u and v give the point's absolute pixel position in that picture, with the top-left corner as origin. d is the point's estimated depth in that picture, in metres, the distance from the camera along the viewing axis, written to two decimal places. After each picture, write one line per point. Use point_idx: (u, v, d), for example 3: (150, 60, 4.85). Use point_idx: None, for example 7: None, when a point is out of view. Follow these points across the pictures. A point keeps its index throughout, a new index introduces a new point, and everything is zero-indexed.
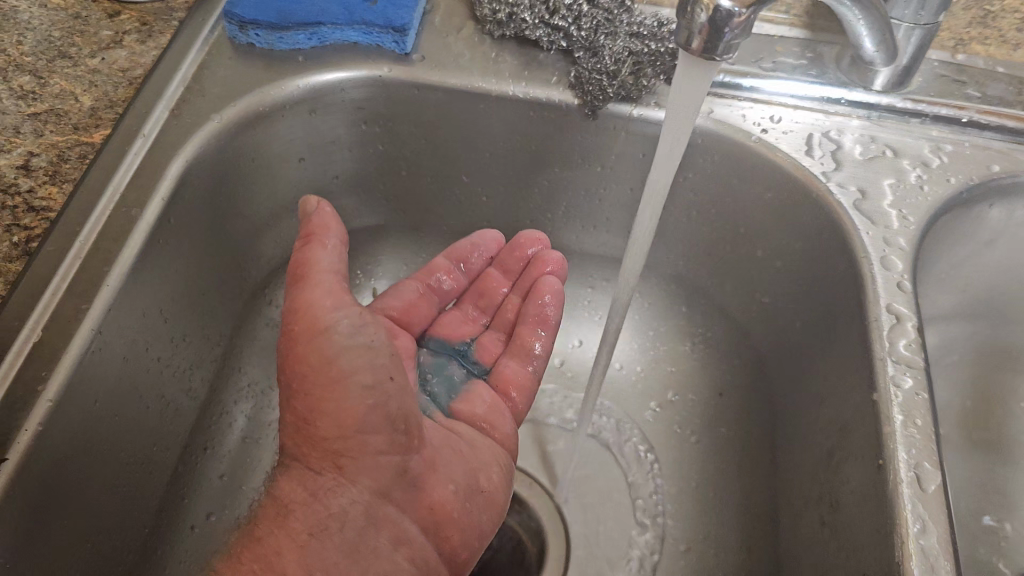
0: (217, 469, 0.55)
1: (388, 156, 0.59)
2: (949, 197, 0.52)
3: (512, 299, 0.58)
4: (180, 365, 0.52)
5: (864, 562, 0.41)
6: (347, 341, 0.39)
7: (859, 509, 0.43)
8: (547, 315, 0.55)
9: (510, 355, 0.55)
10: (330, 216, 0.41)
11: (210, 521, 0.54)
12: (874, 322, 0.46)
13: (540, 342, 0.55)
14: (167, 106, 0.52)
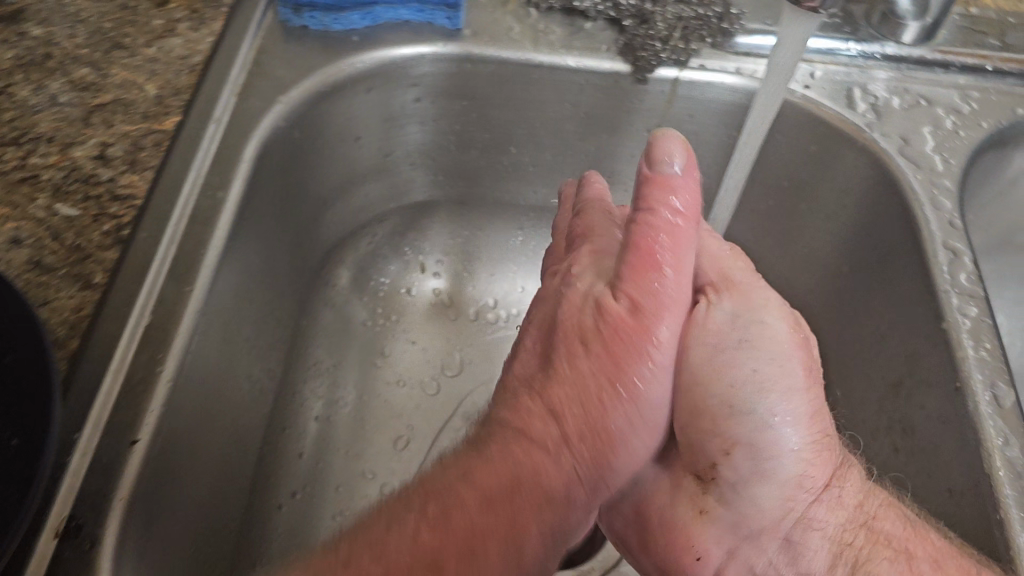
0: (298, 448, 0.57)
1: (443, 131, 0.61)
2: (982, 141, 0.55)
3: None
4: (263, 345, 0.53)
5: (951, 478, 0.44)
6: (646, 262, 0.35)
7: (938, 430, 0.46)
8: None
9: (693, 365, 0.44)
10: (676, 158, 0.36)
11: (297, 498, 0.56)
12: (932, 259, 0.49)
13: None
14: (232, 90, 0.53)
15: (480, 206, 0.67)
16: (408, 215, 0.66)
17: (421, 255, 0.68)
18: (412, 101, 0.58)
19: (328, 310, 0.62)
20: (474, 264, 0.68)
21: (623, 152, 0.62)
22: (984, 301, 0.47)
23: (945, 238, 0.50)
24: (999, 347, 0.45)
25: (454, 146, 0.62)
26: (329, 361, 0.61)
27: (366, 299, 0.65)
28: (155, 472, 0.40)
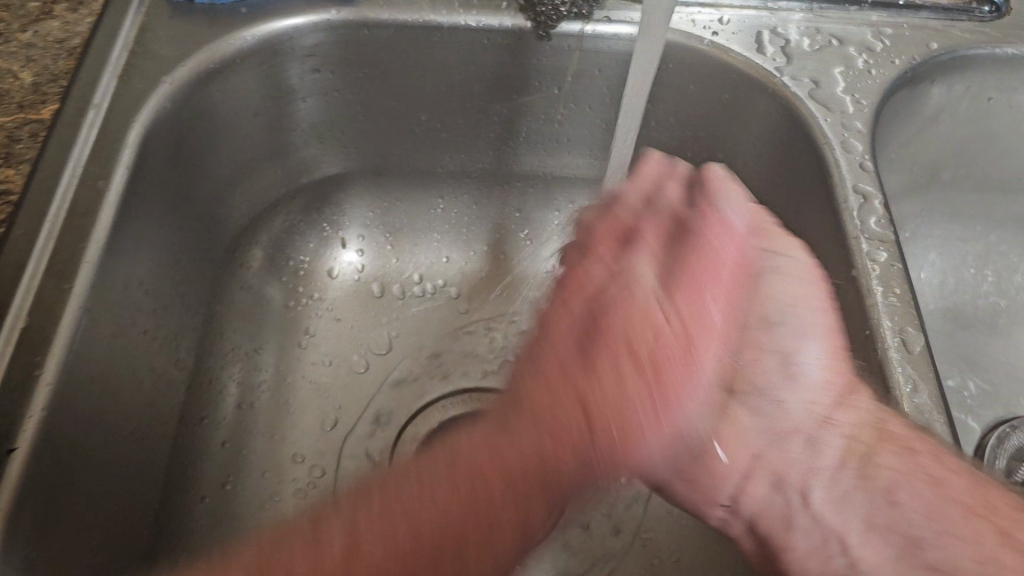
0: (218, 437, 0.56)
1: (346, 101, 0.59)
2: (895, 79, 0.54)
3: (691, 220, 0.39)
4: (167, 336, 0.52)
5: None
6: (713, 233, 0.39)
7: None
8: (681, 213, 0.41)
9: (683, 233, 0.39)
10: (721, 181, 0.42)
11: (223, 490, 0.54)
12: (843, 205, 0.48)
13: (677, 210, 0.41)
14: (114, 73, 0.51)
15: (396, 177, 0.65)
16: (318, 190, 0.64)
17: (340, 230, 0.66)
18: (309, 72, 0.56)
19: (242, 294, 0.61)
20: (398, 236, 0.66)
21: (535, 112, 0.61)
22: (895, 245, 0.46)
23: (855, 182, 0.49)
24: (909, 291, 0.45)
25: (360, 116, 0.60)
26: (246, 346, 0.60)
27: (283, 279, 0.63)
28: (41, 477, 0.39)
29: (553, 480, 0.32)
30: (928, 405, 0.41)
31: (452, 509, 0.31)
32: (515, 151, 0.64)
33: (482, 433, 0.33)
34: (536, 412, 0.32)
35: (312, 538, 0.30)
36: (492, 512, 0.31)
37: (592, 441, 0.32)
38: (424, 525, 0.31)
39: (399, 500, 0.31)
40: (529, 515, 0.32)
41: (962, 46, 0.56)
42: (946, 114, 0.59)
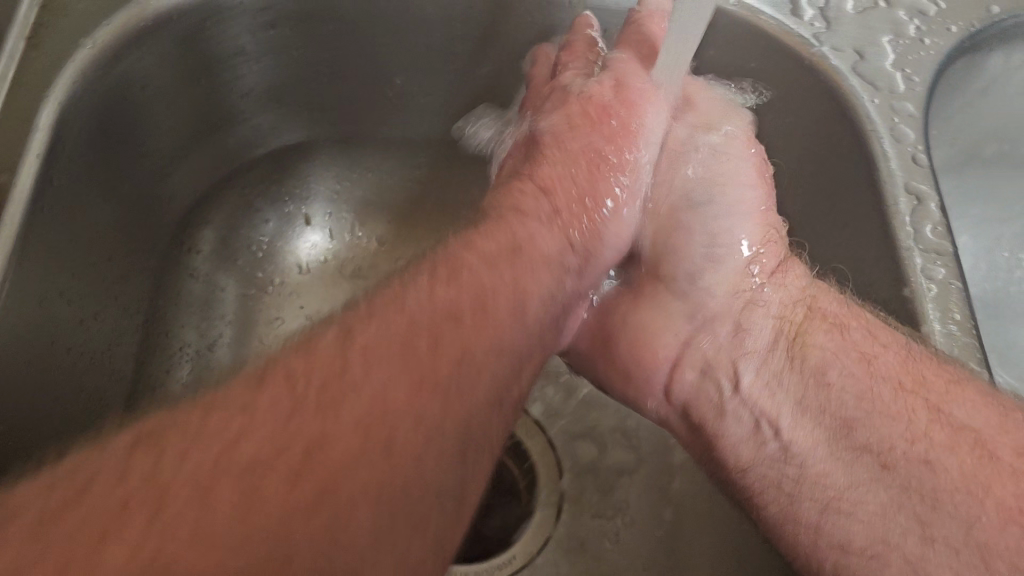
0: None
1: (308, 60, 0.50)
2: (952, 49, 0.46)
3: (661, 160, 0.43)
4: (98, 346, 0.45)
5: None
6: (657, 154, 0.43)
7: None
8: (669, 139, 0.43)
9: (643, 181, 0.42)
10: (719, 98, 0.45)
11: None
12: (892, 207, 0.41)
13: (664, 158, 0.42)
14: (21, 33, 0.42)
15: (367, 145, 0.57)
16: (279, 160, 0.56)
17: (304, 207, 0.58)
18: (262, 29, 0.47)
19: (193, 283, 0.53)
20: (366, 216, 0.59)
21: (528, 75, 0.52)
22: (954, 260, 0.39)
23: (907, 180, 0.41)
24: (971, 317, 0.38)
25: (325, 77, 0.52)
26: (196, 344, 0.52)
27: (238, 264, 0.56)
28: None
29: (474, 347, 0.30)
30: None
31: (386, 343, 0.28)
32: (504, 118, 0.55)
33: (411, 284, 0.31)
34: (453, 275, 0.32)
35: (246, 392, 0.26)
36: (427, 351, 0.28)
37: (499, 298, 0.32)
38: (351, 374, 0.27)
39: (325, 342, 0.28)
40: (475, 368, 0.29)
41: None
42: (997, 86, 0.51)
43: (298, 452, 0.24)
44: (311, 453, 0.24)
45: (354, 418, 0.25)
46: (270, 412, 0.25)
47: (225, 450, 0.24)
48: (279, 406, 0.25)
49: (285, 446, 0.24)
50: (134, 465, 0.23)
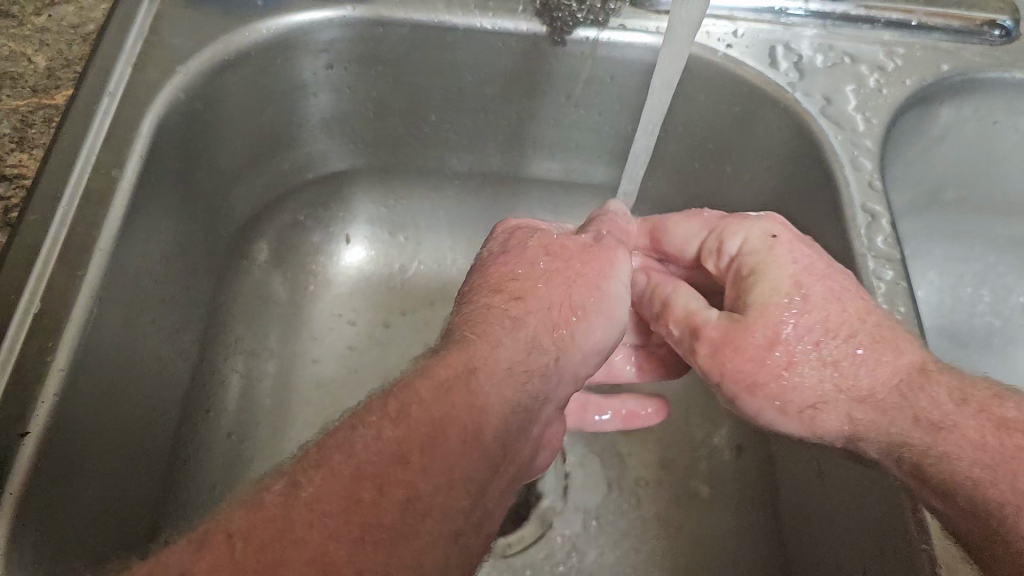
0: (222, 428, 0.56)
1: (360, 98, 0.59)
2: (905, 99, 0.55)
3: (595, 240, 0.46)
4: (174, 327, 0.52)
5: (860, 504, 0.43)
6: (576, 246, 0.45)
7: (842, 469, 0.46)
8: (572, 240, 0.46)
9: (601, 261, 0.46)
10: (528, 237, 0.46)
11: (212, 494, 0.54)
12: (851, 223, 0.49)
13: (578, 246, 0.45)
14: (128, 61, 0.50)
15: (402, 175, 0.65)
16: (327, 185, 0.64)
17: (345, 228, 0.66)
18: (322, 69, 0.56)
19: (248, 285, 0.60)
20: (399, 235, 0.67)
21: (545, 116, 0.61)
22: (901, 265, 0.46)
23: (863, 201, 0.49)
24: (913, 310, 0.45)
25: (372, 113, 0.60)
26: (251, 335, 0.60)
27: (287, 273, 0.63)
28: (52, 460, 0.39)
29: (420, 484, 0.32)
30: None
31: (332, 497, 0.30)
32: (524, 154, 0.64)
33: (360, 425, 0.33)
34: (404, 416, 0.33)
35: (190, 549, 0.29)
36: (373, 502, 0.31)
37: (451, 430, 0.34)
38: (297, 530, 0.29)
39: (271, 498, 0.31)
40: (419, 510, 0.31)
41: (974, 69, 0.56)
42: (952, 135, 0.59)
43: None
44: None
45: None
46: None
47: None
48: (217, 571, 0.28)
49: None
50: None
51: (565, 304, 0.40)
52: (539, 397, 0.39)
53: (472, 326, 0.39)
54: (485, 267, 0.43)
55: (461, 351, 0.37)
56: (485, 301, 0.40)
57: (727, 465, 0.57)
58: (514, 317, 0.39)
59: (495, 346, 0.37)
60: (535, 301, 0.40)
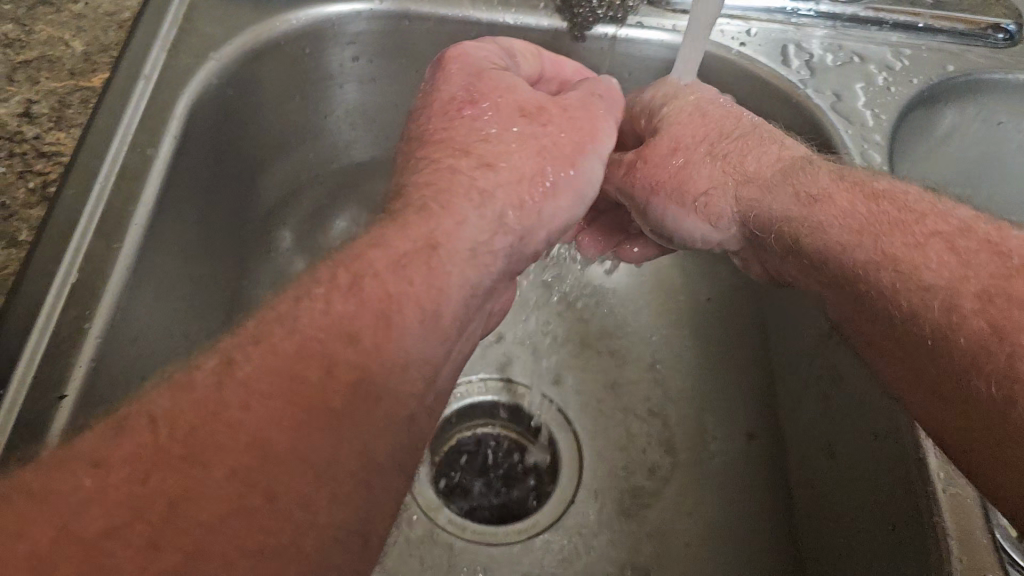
0: None
1: (384, 89, 0.61)
2: (913, 96, 0.56)
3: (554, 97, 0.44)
4: (200, 305, 0.53)
5: (882, 481, 0.45)
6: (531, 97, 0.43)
7: (863, 448, 0.47)
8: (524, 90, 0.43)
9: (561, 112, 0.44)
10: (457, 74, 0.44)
11: None
12: None
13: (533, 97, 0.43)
14: (163, 46, 0.52)
15: None
16: (346, 177, 0.66)
17: None
18: (349, 60, 0.58)
19: (271, 269, 0.61)
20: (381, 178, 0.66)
21: None
22: None
23: None
24: None
25: (393, 105, 0.62)
26: None
27: None
28: (86, 423, 0.40)
29: (373, 367, 0.31)
30: None
31: (269, 377, 0.29)
32: None
33: (305, 297, 0.32)
34: (357, 287, 0.32)
35: (106, 436, 0.27)
36: (318, 384, 0.29)
37: (406, 306, 0.33)
38: (231, 413, 0.28)
39: (202, 377, 0.29)
40: (368, 397, 0.30)
41: (978, 70, 0.57)
42: (957, 135, 0.61)
43: (164, 500, 0.26)
44: (166, 474, 0.27)
45: (225, 470, 0.27)
46: (127, 463, 0.27)
47: (84, 490, 0.26)
48: (142, 458, 0.27)
49: (146, 495, 0.26)
50: (55, 485, 0.26)
51: (536, 178, 0.40)
52: (504, 268, 0.39)
53: (439, 197, 0.37)
54: (444, 129, 0.42)
55: (423, 220, 0.36)
56: (451, 164, 0.39)
57: (739, 452, 0.58)
58: (483, 189, 0.38)
59: (461, 221, 0.37)
60: (503, 169, 0.40)
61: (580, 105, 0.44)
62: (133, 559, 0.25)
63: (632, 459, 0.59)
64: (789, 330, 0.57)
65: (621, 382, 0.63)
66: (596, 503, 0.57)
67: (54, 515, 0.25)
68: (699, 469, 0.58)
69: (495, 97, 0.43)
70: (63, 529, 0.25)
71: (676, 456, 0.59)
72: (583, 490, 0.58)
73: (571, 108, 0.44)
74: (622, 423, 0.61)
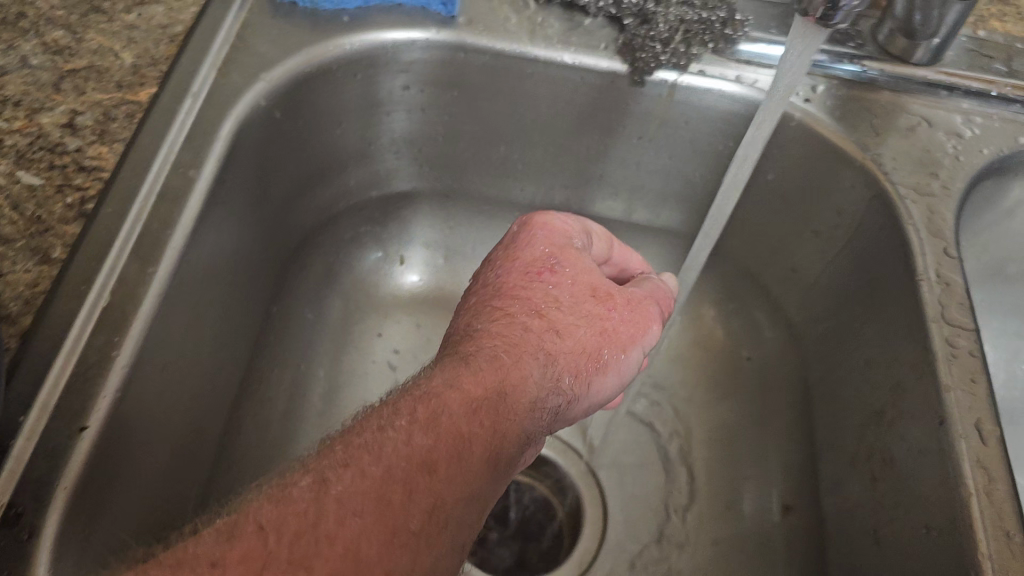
0: (268, 429, 0.55)
1: (433, 121, 0.59)
2: (982, 168, 0.54)
3: (555, 270, 0.44)
4: (231, 331, 0.51)
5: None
6: (538, 271, 0.44)
7: (910, 537, 0.44)
8: (538, 262, 0.44)
9: (567, 274, 0.44)
10: (485, 263, 0.46)
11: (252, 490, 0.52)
12: (922, 284, 0.48)
13: (544, 275, 0.44)
14: (213, 64, 0.51)
15: (461, 200, 0.65)
16: (386, 207, 0.64)
17: (402, 248, 0.66)
18: (400, 87, 0.56)
19: (304, 295, 0.60)
20: (416, 259, 0.66)
21: (615, 156, 0.61)
22: (975, 334, 0.46)
23: (938, 268, 0.48)
24: (989, 382, 0.44)
25: (440, 138, 0.60)
26: (297, 359, 0.59)
27: (342, 288, 0.63)
28: (107, 456, 0.38)
29: (442, 492, 0.33)
30: (1003, 493, 0.40)
31: (360, 496, 0.31)
32: (586, 190, 0.64)
33: (388, 426, 0.34)
34: (375, 447, 0.33)
35: (217, 539, 0.30)
36: (401, 505, 0.32)
37: (474, 445, 0.35)
38: (326, 524, 0.30)
39: (300, 493, 0.31)
40: (441, 520, 0.32)
41: None
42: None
43: None
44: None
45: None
46: (240, 564, 0.29)
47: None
48: (251, 560, 0.29)
49: None
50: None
51: (589, 353, 0.41)
52: (546, 429, 0.40)
53: (511, 356, 0.39)
54: (517, 292, 0.43)
55: (453, 372, 0.37)
56: (521, 324, 0.41)
57: (776, 524, 0.55)
58: (493, 361, 0.38)
59: (527, 378, 0.38)
60: (514, 344, 0.39)
61: (637, 298, 0.45)
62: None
63: (661, 524, 0.57)
64: (839, 402, 0.54)
65: (653, 439, 0.61)
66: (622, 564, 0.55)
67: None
68: (732, 538, 0.56)
69: (507, 276, 0.44)
70: None
71: (706, 521, 0.57)
72: (609, 549, 0.56)
73: (635, 298, 0.45)
74: (655, 482, 0.59)
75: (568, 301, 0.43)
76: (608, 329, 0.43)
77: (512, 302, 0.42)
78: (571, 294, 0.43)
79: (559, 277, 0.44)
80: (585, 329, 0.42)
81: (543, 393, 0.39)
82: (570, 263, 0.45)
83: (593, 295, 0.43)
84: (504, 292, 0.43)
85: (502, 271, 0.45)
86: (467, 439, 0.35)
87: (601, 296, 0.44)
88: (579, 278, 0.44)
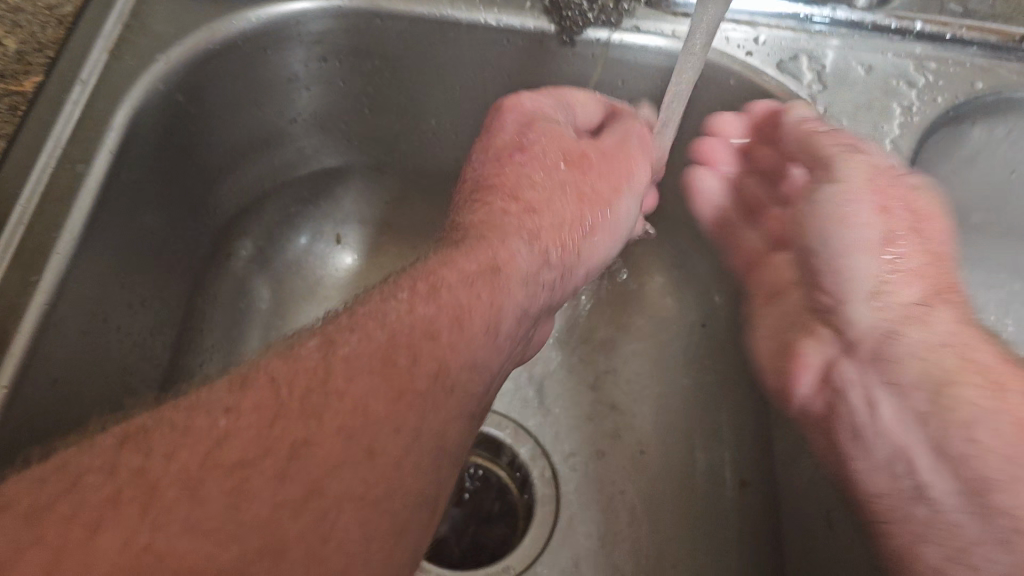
0: None
1: (353, 91, 0.56)
2: (936, 117, 0.51)
3: (536, 138, 0.45)
4: (143, 334, 0.49)
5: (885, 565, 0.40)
6: (518, 141, 0.45)
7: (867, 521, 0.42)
8: (519, 138, 0.45)
9: (547, 137, 0.45)
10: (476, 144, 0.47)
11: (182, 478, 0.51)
12: (871, 248, 0.45)
13: (527, 139, 0.45)
14: (105, 46, 0.47)
15: (397, 173, 0.62)
16: (316, 183, 0.61)
17: (336, 228, 0.63)
18: (315, 59, 0.53)
19: (227, 286, 0.58)
20: (350, 239, 0.63)
21: None
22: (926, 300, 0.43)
23: (888, 229, 0.45)
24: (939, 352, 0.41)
25: (365, 110, 0.57)
26: (225, 350, 0.56)
27: (273, 274, 0.60)
28: None
29: (446, 363, 0.34)
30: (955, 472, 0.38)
31: (367, 357, 0.32)
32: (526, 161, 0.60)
33: (389, 298, 0.35)
34: (382, 314, 0.34)
35: (230, 388, 0.30)
36: (406, 370, 0.32)
37: (473, 316, 0.36)
38: (337, 383, 0.31)
39: (307, 352, 0.32)
40: (446, 385, 0.33)
41: (1011, 88, 0.52)
42: (984, 155, 0.55)
43: (286, 446, 0.28)
44: (290, 430, 0.29)
45: (337, 429, 0.29)
46: (254, 413, 0.29)
47: (218, 431, 0.28)
48: (264, 410, 0.29)
49: (271, 438, 0.28)
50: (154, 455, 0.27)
51: (570, 222, 0.43)
52: (547, 301, 0.43)
53: (496, 234, 0.40)
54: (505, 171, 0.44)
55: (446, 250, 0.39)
56: (499, 204, 0.42)
57: (730, 499, 0.54)
58: (481, 232, 0.40)
59: (516, 255, 0.40)
60: (503, 223, 0.41)
61: (615, 148, 0.46)
62: (265, 487, 0.27)
63: (614, 504, 0.55)
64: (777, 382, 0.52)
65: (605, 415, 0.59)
66: (576, 547, 0.53)
67: (197, 445, 0.28)
68: (689, 518, 0.54)
69: (492, 139, 0.46)
70: (206, 456, 0.27)
71: (657, 504, 0.55)
72: (559, 534, 0.54)
73: (622, 146, 0.46)
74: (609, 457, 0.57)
75: (555, 169, 0.44)
76: (598, 184, 0.44)
77: (503, 165, 0.45)
78: (552, 155, 0.45)
79: (536, 141, 0.45)
80: (571, 193, 0.43)
81: (538, 253, 0.41)
82: (549, 128, 0.46)
83: (577, 155, 0.45)
84: (494, 164, 0.45)
85: (484, 141, 0.46)
86: (465, 314, 0.36)
87: (586, 155, 0.45)
88: (559, 142, 0.45)
